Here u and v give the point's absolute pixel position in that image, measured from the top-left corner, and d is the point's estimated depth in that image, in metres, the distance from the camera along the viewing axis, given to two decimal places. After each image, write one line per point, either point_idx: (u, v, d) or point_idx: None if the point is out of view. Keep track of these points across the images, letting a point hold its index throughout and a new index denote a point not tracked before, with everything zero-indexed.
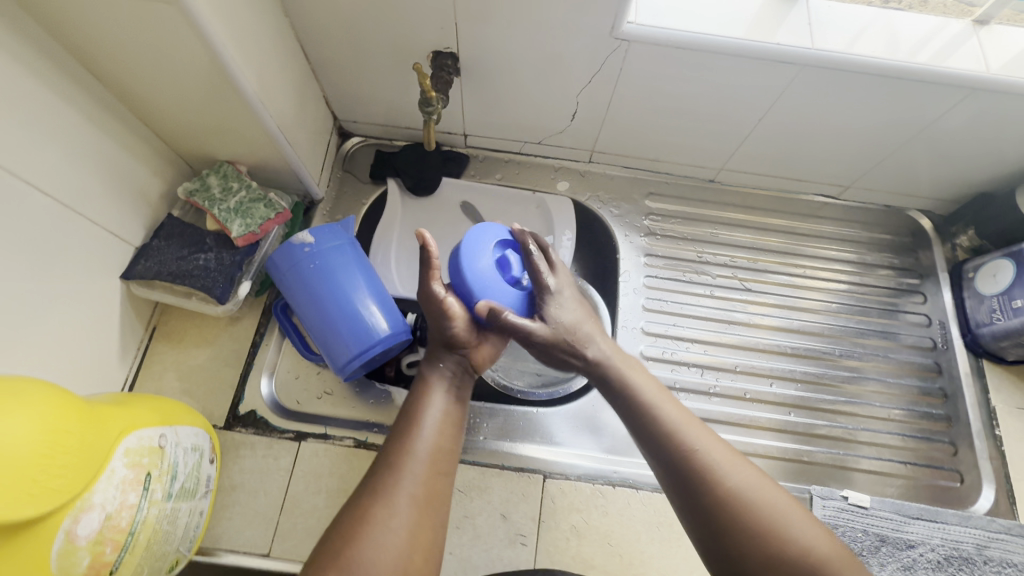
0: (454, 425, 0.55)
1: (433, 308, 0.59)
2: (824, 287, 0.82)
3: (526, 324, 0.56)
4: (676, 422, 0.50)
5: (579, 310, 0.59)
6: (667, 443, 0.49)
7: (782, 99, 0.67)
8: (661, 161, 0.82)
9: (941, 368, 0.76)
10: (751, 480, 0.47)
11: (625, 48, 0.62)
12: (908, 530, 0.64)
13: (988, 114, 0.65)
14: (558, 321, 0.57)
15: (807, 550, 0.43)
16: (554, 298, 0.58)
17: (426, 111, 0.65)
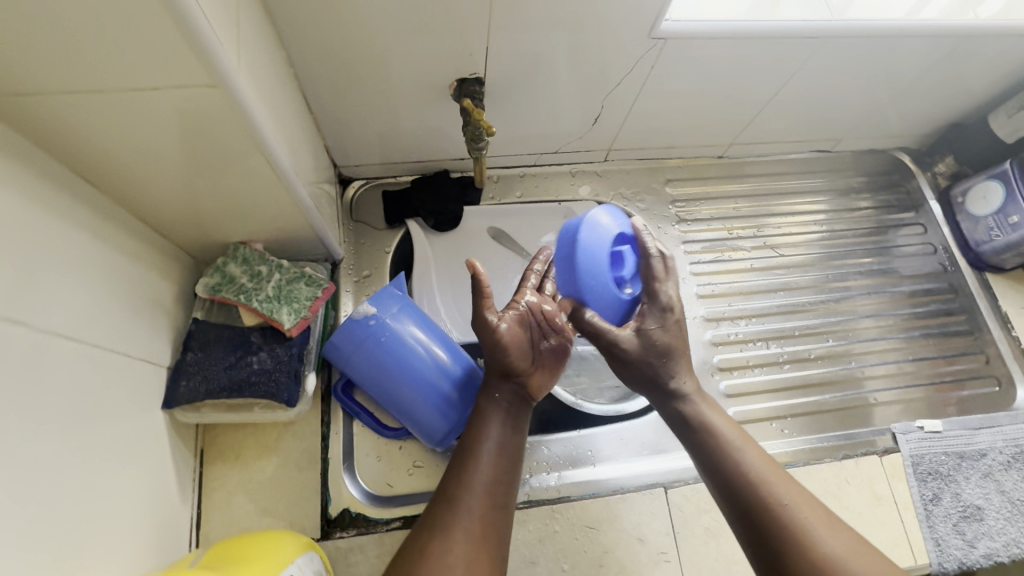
0: (512, 457, 0.53)
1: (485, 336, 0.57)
2: (805, 238, 0.87)
3: (613, 332, 0.55)
4: (758, 469, 0.49)
5: (679, 332, 0.57)
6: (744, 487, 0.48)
7: (800, 69, 0.69)
8: (675, 147, 0.82)
9: (954, 288, 0.83)
10: (839, 543, 0.44)
11: (660, 46, 0.60)
12: (977, 441, 0.71)
13: (973, 55, 0.71)
14: (651, 338, 0.56)
15: None
16: (654, 313, 0.56)
17: (475, 146, 0.60)
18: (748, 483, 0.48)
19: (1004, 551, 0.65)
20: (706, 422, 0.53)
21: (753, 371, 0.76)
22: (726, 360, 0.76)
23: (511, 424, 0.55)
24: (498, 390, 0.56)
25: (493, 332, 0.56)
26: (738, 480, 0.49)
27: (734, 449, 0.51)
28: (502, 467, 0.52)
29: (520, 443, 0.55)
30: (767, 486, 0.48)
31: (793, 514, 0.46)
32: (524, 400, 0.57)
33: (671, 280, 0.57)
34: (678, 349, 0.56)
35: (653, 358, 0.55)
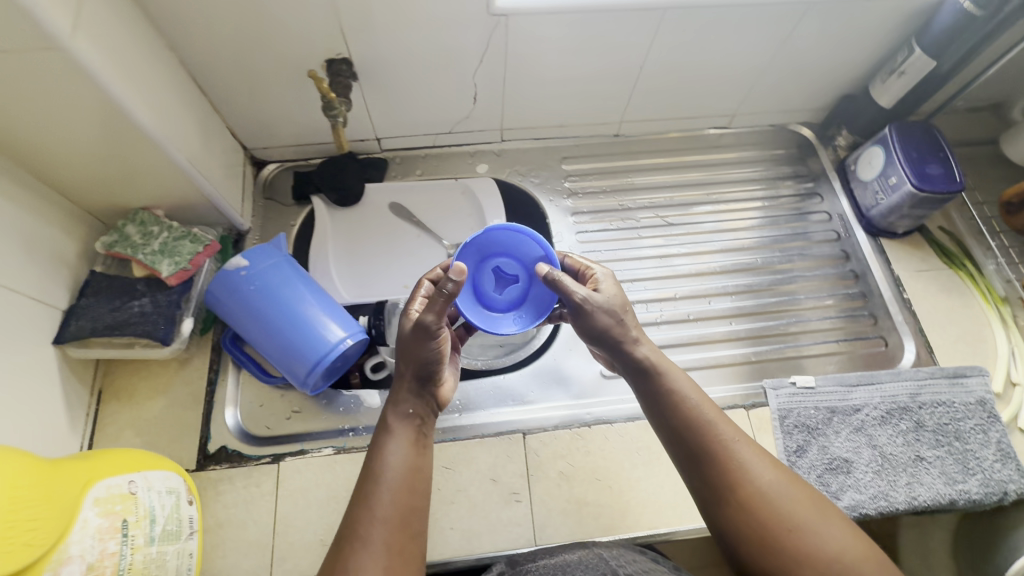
0: (423, 471, 0.52)
1: (425, 340, 0.53)
2: (722, 208, 0.89)
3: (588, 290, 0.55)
4: (708, 421, 0.51)
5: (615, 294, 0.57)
6: (696, 443, 0.51)
7: (656, 45, 0.73)
8: (566, 126, 0.87)
9: (847, 254, 0.85)
10: (774, 484, 0.49)
11: (504, 23, 0.67)
12: (852, 397, 0.71)
13: (834, 23, 0.73)
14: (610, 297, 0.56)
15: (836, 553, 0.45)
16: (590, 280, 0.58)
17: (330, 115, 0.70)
18: (709, 444, 0.51)
19: (871, 504, 0.65)
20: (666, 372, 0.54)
21: None
22: None
23: (420, 443, 0.54)
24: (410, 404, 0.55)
25: (437, 340, 0.53)
26: (691, 438, 0.51)
27: (695, 406, 0.52)
28: (412, 489, 0.50)
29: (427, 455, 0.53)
30: (716, 438, 0.51)
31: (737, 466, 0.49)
32: (434, 409, 0.57)
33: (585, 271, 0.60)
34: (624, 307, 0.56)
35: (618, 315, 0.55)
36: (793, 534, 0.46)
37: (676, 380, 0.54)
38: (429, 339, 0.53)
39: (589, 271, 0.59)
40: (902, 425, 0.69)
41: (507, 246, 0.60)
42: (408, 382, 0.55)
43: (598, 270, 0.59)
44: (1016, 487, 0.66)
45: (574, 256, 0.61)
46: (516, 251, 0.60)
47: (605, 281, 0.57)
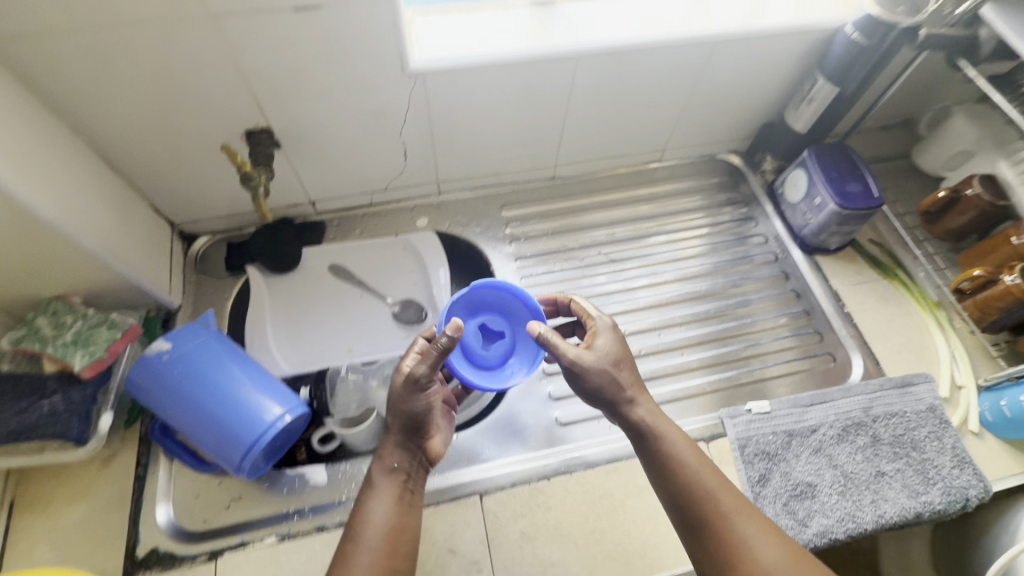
0: (407, 532, 0.52)
1: (413, 393, 0.55)
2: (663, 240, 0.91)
3: (575, 349, 0.55)
4: (709, 489, 0.53)
5: (618, 349, 0.57)
6: (696, 507, 0.52)
7: (576, 91, 0.76)
8: (502, 174, 0.88)
9: (787, 274, 0.87)
10: (770, 555, 0.49)
11: (422, 83, 0.68)
12: (808, 418, 0.71)
13: (740, 60, 0.77)
14: (606, 352, 0.56)
15: None
16: (593, 333, 0.58)
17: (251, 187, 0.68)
18: (705, 510, 0.52)
19: (839, 527, 0.63)
20: (663, 437, 0.55)
21: None
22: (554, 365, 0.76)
23: (405, 501, 0.54)
24: (396, 458, 0.57)
25: (426, 392, 0.55)
26: (691, 503, 0.52)
27: (693, 471, 0.53)
28: (392, 549, 0.51)
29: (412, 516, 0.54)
30: (715, 504, 0.52)
31: (737, 533, 0.50)
32: (421, 464, 0.59)
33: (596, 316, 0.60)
34: (622, 364, 0.57)
35: (611, 372, 0.55)
36: None
37: (674, 444, 0.55)
38: (419, 393, 0.56)
39: (591, 321, 0.60)
40: (861, 441, 0.69)
41: (492, 304, 0.64)
42: (395, 434, 0.57)
43: (600, 321, 0.59)
44: (976, 492, 0.66)
45: (579, 303, 0.62)
46: (501, 308, 0.64)
47: (604, 333, 0.58)
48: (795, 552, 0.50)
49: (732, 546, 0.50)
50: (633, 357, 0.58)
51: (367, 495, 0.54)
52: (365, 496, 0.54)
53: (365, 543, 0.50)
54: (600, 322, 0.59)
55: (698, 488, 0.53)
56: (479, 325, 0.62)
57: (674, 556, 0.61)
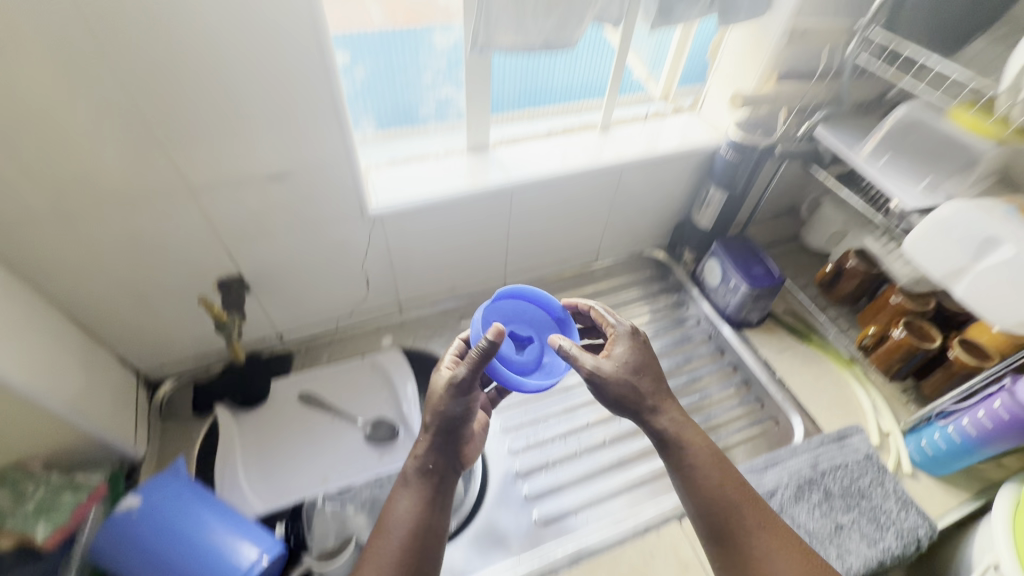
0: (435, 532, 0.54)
1: (456, 395, 0.57)
2: None
3: (596, 359, 0.56)
4: (735, 501, 0.55)
5: (641, 354, 0.59)
6: (721, 514, 0.55)
7: (514, 214, 0.88)
8: (458, 289, 0.97)
9: (722, 350, 0.97)
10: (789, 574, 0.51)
11: (379, 223, 0.77)
12: (765, 481, 0.76)
13: (646, 177, 0.93)
14: (628, 361, 0.58)
15: None
16: (613, 341, 0.60)
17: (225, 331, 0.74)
18: (727, 522, 0.54)
19: None
20: (690, 449, 0.56)
21: (556, 467, 0.80)
22: (527, 464, 0.80)
23: (432, 507, 0.56)
24: (430, 458, 0.58)
25: (465, 397, 0.57)
26: (717, 510, 0.55)
27: (718, 484, 0.56)
28: (414, 554, 0.52)
29: (440, 519, 0.56)
30: (740, 517, 0.54)
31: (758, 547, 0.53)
32: (454, 470, 0.59)
33: (613, 319, 0.63)
34: (647, 373, 0.58)
35: (633, 380, 0.56)
36: None
37: (700, 454, 0.57)
38: (459, 396, 0.57)
39: (609, 328, 0.62)
40: (815, 498, 0.75)
41: (514, 314, 0.67)
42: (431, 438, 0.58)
43: (618, 328, 0.62)
44: (925, 532, 0.72)
45: (597, 309, 0.65)
46: (523, 317, 0.68)
47: (621, 340, 0.60)
48: (815, 572, 0.52)
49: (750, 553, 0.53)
50: (655, 360, 0.59)
51: (399, 496, 0.56)
52: (397, 496, 0.56)
53: (392, 541, 0.53)
54: (619, 327, 0.62)
55: (724, 499, 0.55)
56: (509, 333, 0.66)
57: None
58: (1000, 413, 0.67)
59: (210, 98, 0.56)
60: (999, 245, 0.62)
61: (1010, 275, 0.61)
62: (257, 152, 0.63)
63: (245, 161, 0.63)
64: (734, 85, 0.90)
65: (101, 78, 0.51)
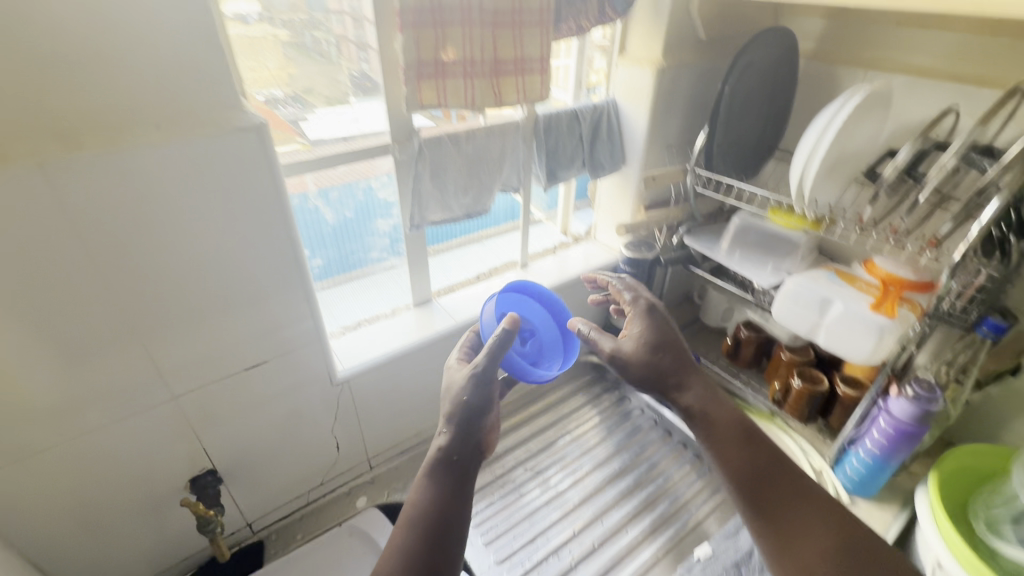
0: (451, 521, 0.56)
1: (478, 382, 0.63)
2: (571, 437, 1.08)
3: (616, 342, 0.73)
4: (772, 460, 0.67)
5: (658, 332, 0.75)
6: (759, 467, 0.67)
7: None
8: (423, 431, 1.02)
9: (670, 430, 1.09)
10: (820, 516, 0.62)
11: (347, 386, 0.84)
12: (740, 543, 0.87)
13: (568, 296, 1.10)
14: (647, 340, 0.74)
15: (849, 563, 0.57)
16: (633, 321, 0.76)
17: (209, 527, 0.74)
18: (766, 475, 0.66)
19: None
20: (725, 424, 0.70)
21: None
22: None
23: (452, 493, 0.58)
24: (452, 450, 0.60)
25: (486, 384, 0.63)
26: (755, 468, 0.67)
27: (754, 449, 0.68)
28: (432, 537, 0.54)
29: (459, 506, 0.58)
30: (778, 470, 0.66)
31: (791, 492, 0.64)
32: (477, 459, 0.62)
33: (630, 301, 0.79)
34: (665, 351, 0.73)
35: (653, 357, 0.73)
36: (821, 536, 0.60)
37: (734, 428, 0.70)
38: (479, 383, 0.63)
39: (627, 309, 0.78)
40: None
41: (522, 305, 0.78)
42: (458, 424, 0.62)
43: (633, 305, 0.78)
44: None
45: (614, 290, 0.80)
46: (528, 310, 0.79)
47: (636, 314, 0.76)
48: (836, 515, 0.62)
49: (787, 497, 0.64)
50: (666, 330, 0.75)
51: (424, 483, 0.59)
52: (421, 482, 0.59)
53: (415, 524, 0.55)
54: (637, 307, 0.77)
55: (762, 457, 0.67)
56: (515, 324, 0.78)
57: None
58: (887, 428, 0.83)
59: (195, 310, 0.63)
60: (834, 302, 0.84)
61: (850, 322, 0.82)
62: (234, 348, 0.69)
63: (223, 357, 0.69)
64: (617, 216, 1.15)
65: (95, 310, 0.57)
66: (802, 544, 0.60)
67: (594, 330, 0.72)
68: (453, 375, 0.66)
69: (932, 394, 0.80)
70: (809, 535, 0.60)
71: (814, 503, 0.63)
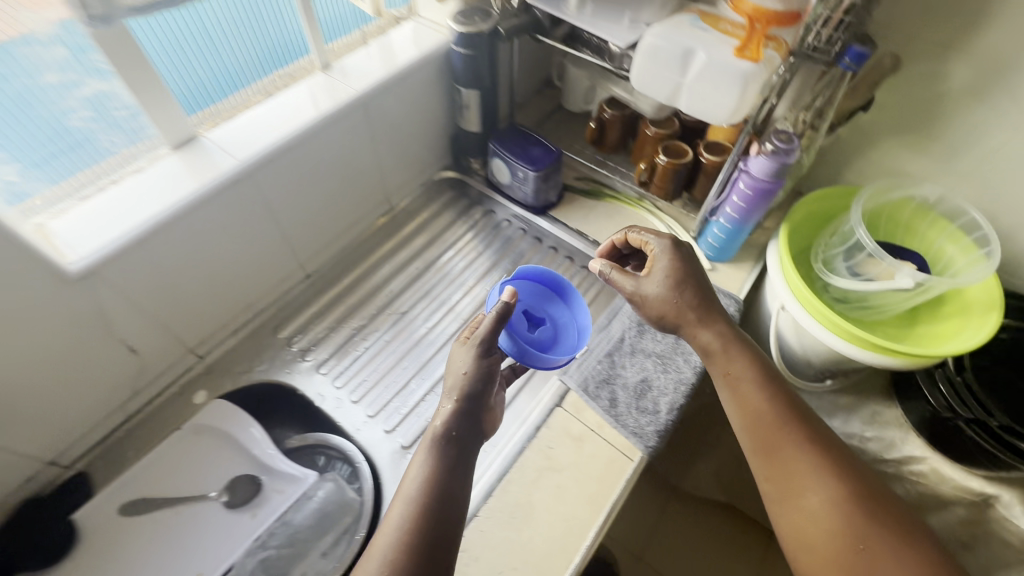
0: (452, 485, 0.62)
1: (484, 352, 0.72)
2: (437, 267, 0.96)
3: (637, 283, 0.76)
4: (774, 399, 0.71)
5: (678, 271, 0.76)
6: (765, 406, 0.70)
7: (265, 198, 0.76)
8: (252, 302, 0.84)
9: (540, 238, 1.00)
10: (805, 453, 0.68)
11: (94, 277, 0.61)
12: (615, 333, 0.84)
13: (392, 99, 0.85)
14: (670, 277, 0.75)
15: (824, 500, 0.65)
16: (658, 259, 0.77)
17: None
18: (769, 415, 0.70)
19: (678, 395, 0.77)
20: (739, 369, 0.72)
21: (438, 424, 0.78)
22: (409, 435, 0.76)
23: (438, 461, 0.63)
24: (455, 424, 0.66)
25: (489, 355, 0.72)
26: (760, 408, 0.70)
27: (761, 388, 0.71)
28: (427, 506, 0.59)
29: (459, 478, 0.63)
30: (779, 408, 0.70)
31: (788, 430, 0.69)
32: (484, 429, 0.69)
33: (654, 240, 0.79)
34: (684, 289, 0.75)
35: (673, 296, 0.75)
36: (805, 473, 0.67)
37: (745, 371, 0.72)
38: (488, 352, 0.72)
39: (648, 246, 0.79)
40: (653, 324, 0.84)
41: (530, 295, 0.85)
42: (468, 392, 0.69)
43: (656, 246, 0.78)
44: (735, 307, 0.87)
45: (635, 233, 0.80)
46: (536, 300, 0.85)
47: (660, 256, 0.77)
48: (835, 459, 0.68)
49: (783, 433, 0.69)
50: (689, 271, 0.76)
51: (429, 454, 0.64)
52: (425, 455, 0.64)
53: (413, 495, 0.60)
54: (659, 245, 0.78)
55: (766, 398, 0.71)
56: (527, 314, 0.83)
57: (593, 513, 0.68)
58: (747, 190, 0.79)
59: None
60: (692, 54, 0.68)
61: (710, 74, 0.68)
62: None
63: None
64: None
65: None
66: (791, 479, 0.67)
67: (610, 273, 0.78)
68: (460, 348, 0.73)
69: (791, 145, 0.74)
70: (807, 483, 0.66)
71: (815, 444, 0.68)
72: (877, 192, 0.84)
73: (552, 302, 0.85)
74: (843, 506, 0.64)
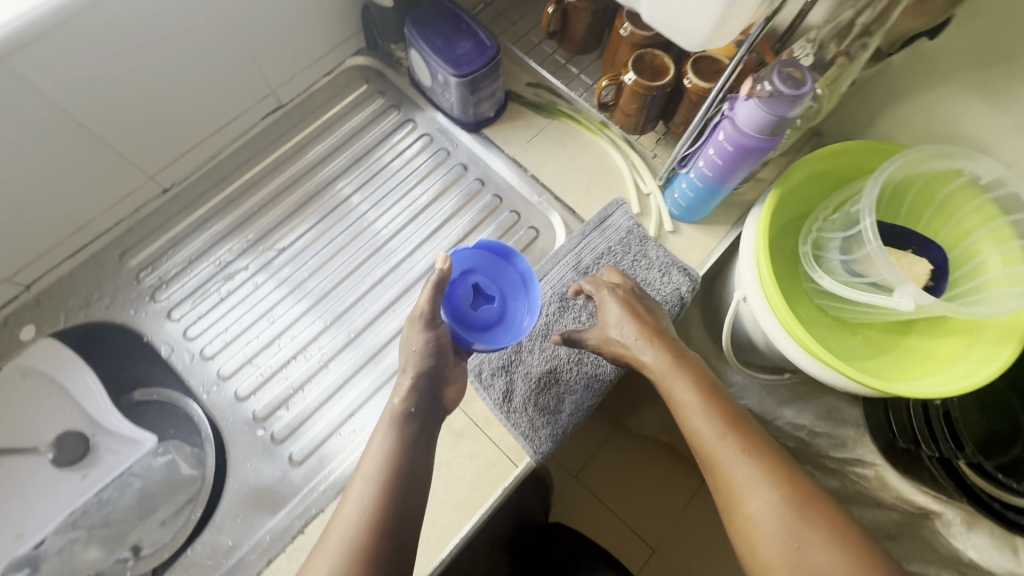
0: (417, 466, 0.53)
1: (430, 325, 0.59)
2: (332, 190, 0.77)
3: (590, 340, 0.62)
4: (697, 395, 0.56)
5: (625, 323, 0.60)
6: (686, 408, 0.56)
7: (57, 91, 0.55)
8: (86, 223, 0.67)
9: (466, 164, 0.78)
10: (738, 454, 0.53)
11: None
12: None
13: None
14: (616, 331, 0.61)
15: (767, 508, 0.50)
16: (603, 311, 0.62)
17: None
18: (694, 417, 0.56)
19: (589, 394, 0.64)
20: (662, 371, 0.58)
21: (301, 395, 0.67)
22: (264, 406, 0.66)
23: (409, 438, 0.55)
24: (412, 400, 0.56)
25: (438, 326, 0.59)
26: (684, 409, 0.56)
27: (684, 388, 0.57)
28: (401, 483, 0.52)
29: (422, 456, 0.55)
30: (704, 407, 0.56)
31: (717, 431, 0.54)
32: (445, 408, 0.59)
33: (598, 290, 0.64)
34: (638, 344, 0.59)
35: (626, 353, 0.60)
36: (745, 480, 0.51)
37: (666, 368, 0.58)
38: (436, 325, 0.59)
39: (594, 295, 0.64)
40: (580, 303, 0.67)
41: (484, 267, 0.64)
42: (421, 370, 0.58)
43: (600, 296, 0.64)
44: (688, 287, 0.67)
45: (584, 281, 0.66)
46: (491, 271, 0.63)
47: (606, 306, 0.62)
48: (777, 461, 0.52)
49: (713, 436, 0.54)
50: (642, 313, 0.61)
51: (394, 427, 0.55)
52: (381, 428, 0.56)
53: (377, 473, 0.52)
54: (604, 296, 0.63)
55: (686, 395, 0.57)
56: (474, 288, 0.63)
57: (457, 519, 0.60)
58: (726, 146, 0.57)
59: None
60: None
61: None
62: None
63: None
64: None
65: None
66: (730, 489, 0.52)
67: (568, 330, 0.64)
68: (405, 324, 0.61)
69: (798, 91, 0.50)
70: (747, 495, 0.51)
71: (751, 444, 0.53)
72: (914, 160, 0.61)
73: (509, 277, 0.63)
74: (787, 514, 0.49)
